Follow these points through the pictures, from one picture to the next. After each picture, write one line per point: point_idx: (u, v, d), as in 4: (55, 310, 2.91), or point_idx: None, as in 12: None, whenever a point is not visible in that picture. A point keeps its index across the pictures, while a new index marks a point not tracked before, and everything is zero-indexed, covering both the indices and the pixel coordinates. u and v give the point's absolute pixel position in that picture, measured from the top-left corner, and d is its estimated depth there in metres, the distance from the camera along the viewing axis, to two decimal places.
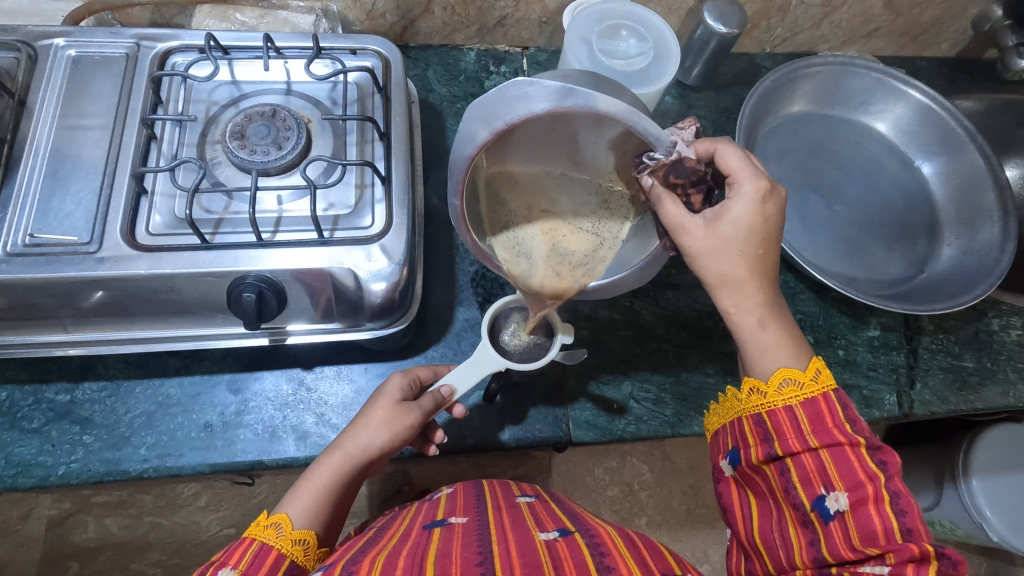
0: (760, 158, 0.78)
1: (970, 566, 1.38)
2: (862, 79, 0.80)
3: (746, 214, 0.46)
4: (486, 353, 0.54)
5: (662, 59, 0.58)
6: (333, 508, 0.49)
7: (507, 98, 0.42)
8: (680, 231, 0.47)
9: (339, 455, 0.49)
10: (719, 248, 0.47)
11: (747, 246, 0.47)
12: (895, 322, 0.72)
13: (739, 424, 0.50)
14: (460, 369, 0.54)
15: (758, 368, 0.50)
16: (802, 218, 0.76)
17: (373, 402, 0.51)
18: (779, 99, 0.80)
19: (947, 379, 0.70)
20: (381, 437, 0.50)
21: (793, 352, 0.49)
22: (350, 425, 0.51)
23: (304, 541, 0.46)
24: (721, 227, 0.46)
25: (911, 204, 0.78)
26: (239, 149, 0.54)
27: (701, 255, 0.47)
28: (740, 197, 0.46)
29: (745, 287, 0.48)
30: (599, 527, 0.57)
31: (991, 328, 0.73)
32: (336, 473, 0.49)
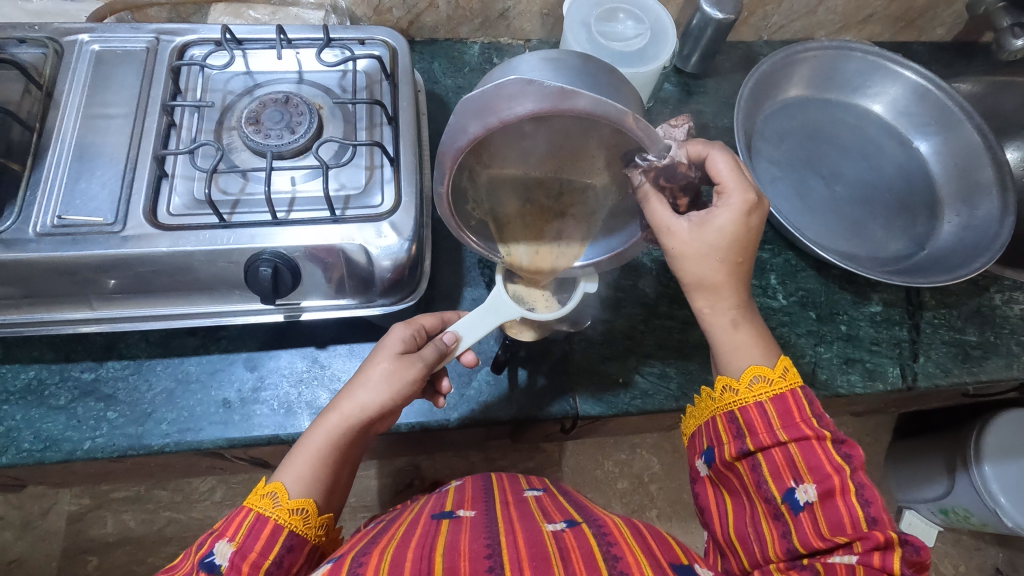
0: (760, 142, 0.80)
1: (986, 556, 1.37)
2: (857, 62, 0.82)
3: (728, 223, 0.48)
4: (499, 301, 0.54)
5: (659, 39, 0.59)
6: (334, 469, 0.49)
7: (504, 94, 0.42)
8: (668, 233, 0.49)
9: (337, 416, 0.49)
10: (700, 253, 0.49)
11: (727, 253, 0.49)
12: (897, 297, 0.73)
13: (713, 423, 0.51)
14: (471, 317, 0.54)
15: (730, 366, 0.51)
16: (802, 199, 0.77)
17: (372, 359, 0.51)
18: (776, 84, 0.81)
19: (950, 353, 0.71)
20: (380, 395, 0.49)
21: (763, 351, 0.51)
22: (349, 385, 0.51)
23: (302, 510, 0.46)
24: (707, 233, 0.48)
25: (910, 183, 0.80)
26: (254, 134, 0.56)
27: (685, 256, 0.49)
28: (723, 208, 0.48)
29: (721, 291, 0.50)
30: (607, 517, 0.58)
31: (994, 303, 0.74)
32: (333, 433, 0.49)
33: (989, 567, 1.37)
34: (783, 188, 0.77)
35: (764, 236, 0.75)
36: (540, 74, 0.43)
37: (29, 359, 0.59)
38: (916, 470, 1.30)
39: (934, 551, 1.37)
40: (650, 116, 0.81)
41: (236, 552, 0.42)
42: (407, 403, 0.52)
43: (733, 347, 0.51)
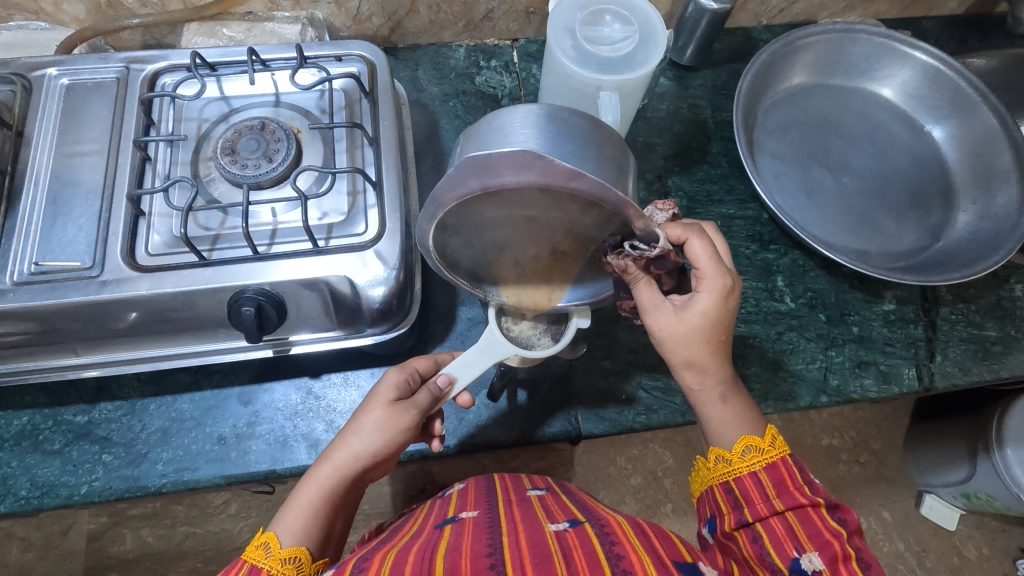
0: (762, 135, 0.76)
1: (1010, 537, 1.35)
2: (863, 45, 0.78)
3: (708, 312, 0.47)
4: (493, 339, 0.53)
5: (649, 41, 0.55)
6: (327, 519, 0.47)
7: (497, 159, 0.39)
8: (650, 312, 0.48)
9: (330, 466, 0.48)
10: (684, 338, 0.48)
11: (707, 339, 0.48)
12: (911, 294, 0.70)
13: (711, 493, 0.49)
14: (467, 357, 0.53)
15: (720, 437, 0.49)
16: (808, 196, 0.74)
17: (365, 406, 0.50)
18: (777, 72, 0.77)
19: (969, 349, 0.68)
20: (373, 442, 0.48)
21: (750, 421, 0.50)
22: (341, 433, 0.50)
23: (296, 558, 0.44)
24: (689, 317, 0.47)
25: (924, 171, 0.76)
26: (230, 165, 0.54)
27: (665, 341, 0.48)
28: (708, 293, 0.47)
29: (708, 367, 0.49)
30: (609, 516, 0.55)
31: (1014, 295, 0.71)
32: (326, 483, 0.48)
33: (1013, 548, 1.34)
34: (789, 184, 0.74)
35: (769, 236, 0.72)
36: (526, 136, 0.42)
37: (22, 405, 0.58)
38: (937, 454, 1.27)
39: (956, 534, 1.35)
40: (646, 113, 0.77)
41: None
42: (402, 449, 0.51)
43: (726, 416, 0.49)
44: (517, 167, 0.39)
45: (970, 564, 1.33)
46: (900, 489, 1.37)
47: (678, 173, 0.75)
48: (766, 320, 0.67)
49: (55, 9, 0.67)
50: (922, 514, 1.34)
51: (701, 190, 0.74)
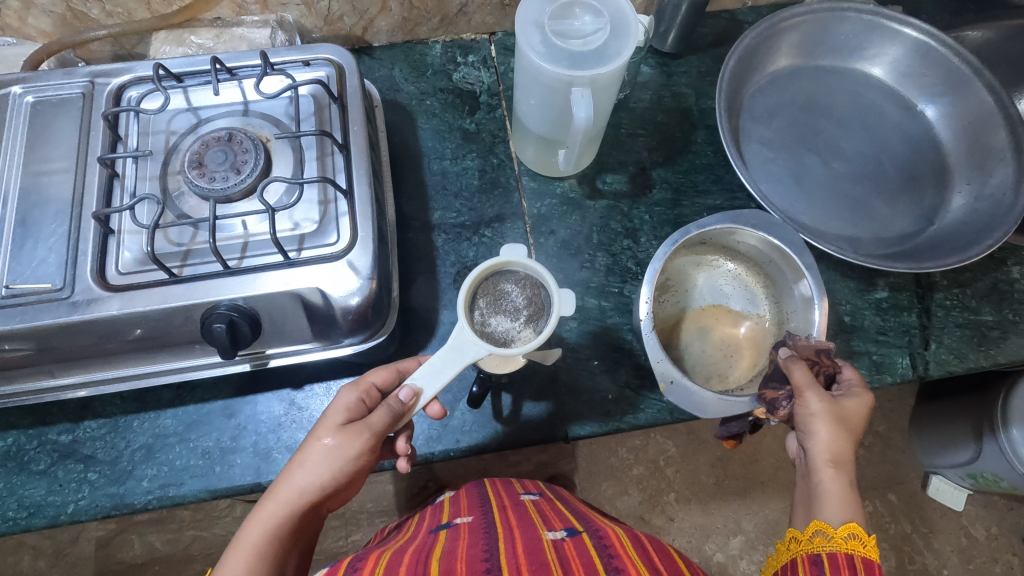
0: (748, 122, 0.74)
1: (1019, 516, 1.33)
2: (851, 23, 0.75)
3: (861, 406, 0.53)
4: (465, 340, 0.50)
5: (622, 33, 0.53)
6: (272, 559, 0.45)
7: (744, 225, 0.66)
8: (806, 390, 0.53)
9: (277, 500, 0.47)
10: (835, 419, 0.52)
11: (852, 433, 0.52)
12: (905, 280, 0.68)
13: (794, 567, 0.49)
14: (436, 361, 0.50)
15: (826, 513, 0.49)
16: (797, 182, 0.72)
17: (312, 437, 0.49)
18: (762, 55, 0.75)
19: (965, 336, 0.66)
20: (321, 472, 0.47)
21: (856, 510, 0.49)
22: (289, 466, 0.49)
23: None
24: (842, 408, 0.52)
25: (917, 152, 0.74)
26: (198, 178, 0.53)
27: (819, 415, 0.51)
28: (861, 392, 0.53)
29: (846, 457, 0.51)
30: (608, 527, 0.55)
31: (1011, 278, 0.68)
32: (272, 521, 0.46)
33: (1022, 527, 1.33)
34: (777, 171, 0.73)
35: None
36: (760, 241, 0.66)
37: (6, 426, 0.58)
38: (943, 435, 1.25)
39: (964, 515, 1.33)
40: (628, 104, 0.75)
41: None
42: (354, 476, 0.50)
43: (840, 498, 0.49)
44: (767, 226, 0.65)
45: (978, 544, 1.31)
46: (906, 471, 1.35)
47: (663, 164, 0.73)
48: None
49: (21, 23, 0.66)
50: (929, 496, 1.33)
51: (687, 180, 0.72)
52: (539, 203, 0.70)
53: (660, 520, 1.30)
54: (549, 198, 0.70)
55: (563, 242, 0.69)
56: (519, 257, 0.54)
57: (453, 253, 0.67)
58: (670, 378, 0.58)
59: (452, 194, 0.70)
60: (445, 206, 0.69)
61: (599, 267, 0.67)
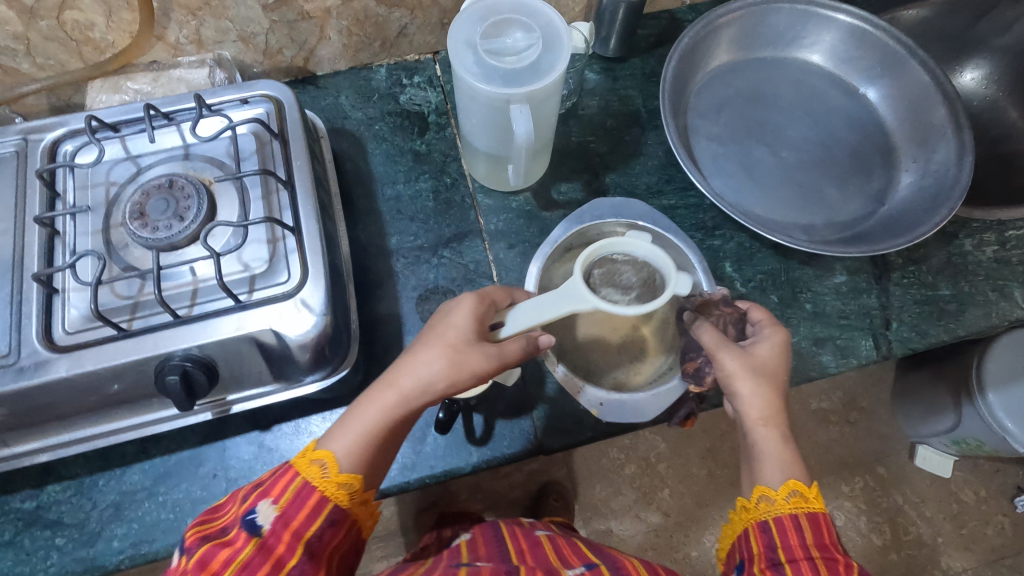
0: (696, 120, 0.75)
1: (1006, 475, 1.35)
2: (786, 14, 0.76)
3: (774, 347, 0.53)
4: (575, 290, 0.46)
5: (554, 48, 0.54)
6: (371, 457, 0.46)
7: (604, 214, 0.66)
8: (720, 349, 0.53)
9: (392, 393, 0.46)
10: (752, 372, 0.52)
11: (772, 378, 0.52)
12: (861, 262, 0.69)
13: (746, 538, 0.50)
14: (544, 307, 0.47)
15: (767, 477, 0.50)
16: (748, 175, 0.73)
17: (431, 337, 0.47)
18: (703, 52, 0.76)
19: (924, 312, 0.67)
20: (444, 377, 0.46)
21: (799, 469, 0.51)
22: (404, 358, 0.48)
23: (348, 485, 0.45)
24: (755, 353, 0.53)
25: (863, 133, 0.75)
26: (141, 229, 0.52)
27: (736, 373, 0.52)
28: (772, 333, 0.54)
29: (776, 417, 0.52)
30: (623, 561, 0.56)
31: (964, 250, 0.70)
32: (375, 426, 0.46)
33: (1009, 486, 1.34)
34: (728, 165, 0.73)
35: (713, 223, 0.71)
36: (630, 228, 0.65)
37: None
38: (923, 404, 1.27)
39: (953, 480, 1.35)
40: (576, 112, 0.76)
41: (280, 518, 0.42)
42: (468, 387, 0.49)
43: (780, 458, 0.51)
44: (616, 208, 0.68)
45: (969, 508, 1.33)
46: (893, 443, 1.37)
47: (616, 169, 0.73)
48: None
49: None
50: (917, 465, 1.34)
51: (641, 182, 0.72)
52: (496, 219, 0.70)
53: (656, 517, 1.30)
54: (505, 213, 0.70)
55: (523, 256, 0.69)
56: (638, 240, 0.50)
57: (413, 277, 0.67)
58: (600, 400, 0.59)
59: (408, 218, 0.70)
60: (401, 230, 0.69)
61: None
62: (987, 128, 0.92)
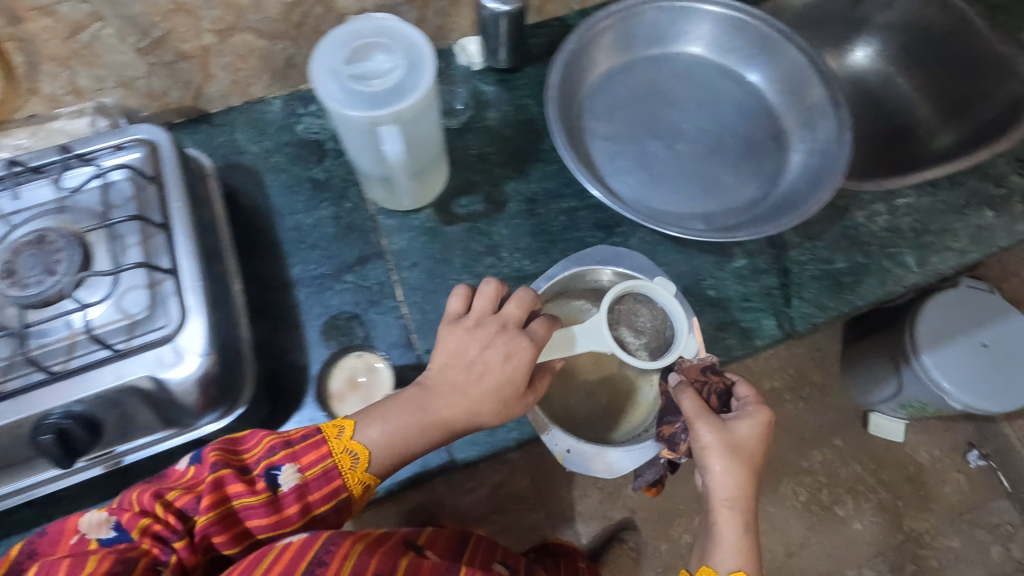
0: (591, 122, 0.76)
1: (958, 433, 1.37)
2: (668, 12, 0.78)
3: (753, 428, 0.56)
4: (598, 327, 0.60)
5: (418, 67, 0.54)
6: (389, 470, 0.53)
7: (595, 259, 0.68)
8: (698, 421, 0.56)
9: (428, 417, 0.53)
10: (728, 449, 0.55)
11: (746, 459, 0.55)
12: (760, 244, 0.71)
13: None
14: (574, 334, 0.60)
15: (719, 560, 0.54)
16: (644, 170, 0.74)
17: (488, 354, 0.54)
18: (591, 56, 0.77)
19: (823, 286, 0.69)
20: (484, 410, 0.53)
21: (749, 558, 0.55)
22: (450, 379, 0.54)
23: (365, 485, 0.52)
24: (735, 434, 0.56)
25: (753, 119, 0.77)
26: (10, 287, 0.51)
27: (712, 448, 0.55)
28: (752, 415, 0.57)
29: (743, 503, 0.56)
30: None
31: (857, 223, 0.72)
32: (414, 433, 0.52)
33: (962, 443, 1.37)
34: (625, 163, 0.75)
35: (614, 221, 0.72)
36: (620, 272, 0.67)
37: None
38: (869, 373, 1.30)
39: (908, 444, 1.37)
40: (474, 125, 0.76)
41: (298, 488, 0.50)
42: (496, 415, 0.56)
43: (734, 545, 0.55)
44: (616, 257, 0.69)
45: (927, 470, 1.35)
46: (848, 414, 1.39)
47: (516, 177, 0.74)
48: None
49: None
50: (872, 434, 1.36)
51: (540, 188, 0.73)
52: (399, 239, 0.70)
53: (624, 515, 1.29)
54: (407, 232, 0.70)
55: (428, 272, 0.69)
56: (666, 293, 0.63)
57: (318, 305, 0.66)
58: (566, 447, 0.62)
59: (310, 246, 0.69)
60: (304, 259, 0.69)
61: None
62: (882, 102, 0.96)
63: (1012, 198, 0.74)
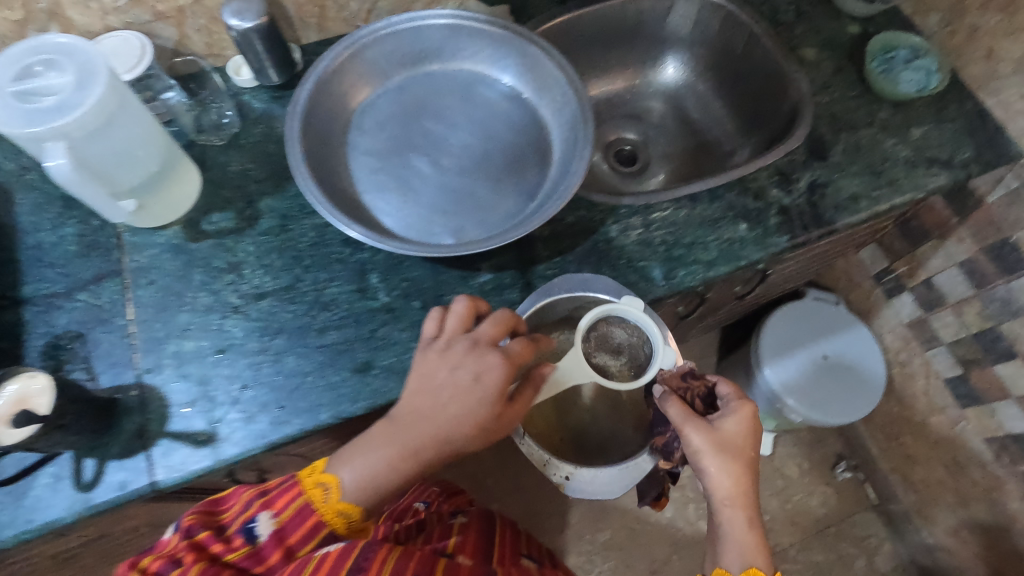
0: (356, 138, 0.76)
1: (825, 445, 1.37)
2: (438, 29, 0.78)
3: (739, 424, 0.59)
4: (575, 364, 0.60)
5: (91, 82, 0.55)
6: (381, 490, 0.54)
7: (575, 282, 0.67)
8: (686, 426, 0.58)
9: (397, 445, 0.53)
10: (716, 449, 0.58)
11: (735, 455, 0.58)
12: (508, 259, 0.70)
13: None
14: (575, 355, 0.60)
15: (730, 560, 0.56)
16: (401, 186, 0.74)
17: (442, 377, 0.55)
18: (359, 74, 0.77)
19: (565, 301, 0.68)
20: (460, 429, 0.53)
21: (765, 557, 0.57)
22: (422, 386, 0.55)
23: (346, 513, 0.53)
24: (727, 432, 0.59)
25: (522, 134, 0.78)
26: None
27: (704, 450, 0.57)
28: (737, 411, 0.59)
29: (740, 501, 0.58)
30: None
31: (609, 237, 0.72)
32: (395, 473, 0.53)
33: (829, 454, 1.37)
34: (385, 179, 0.74)
35: None
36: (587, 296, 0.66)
37: None
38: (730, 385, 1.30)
39: (777, 456, 1.37)
40: (239, 141, 0.76)
41: (278, 532, 0.52)
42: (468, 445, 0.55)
43: (748, 543, 0.57)
44: (586, 283, 0.67)
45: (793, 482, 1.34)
46: None
47: (272, 194, 0.73)
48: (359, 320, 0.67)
49: None
50: None
51: (295, 204, 0.73)
52: (141, 256, 0.69)
53: None
54: (150, 249, 0.69)
55: (165, 290, 0.68)
56: (633, 307, 0.63)
57: (43, 324, 0.65)
58: (566, 475, 0.63)
59: (48, 264, 0.68)
60: (38, 277, 0.68)
61: (199, 307, 0.67)
62: (692, 115, 0.99)
63: (767, 211, 0.74)
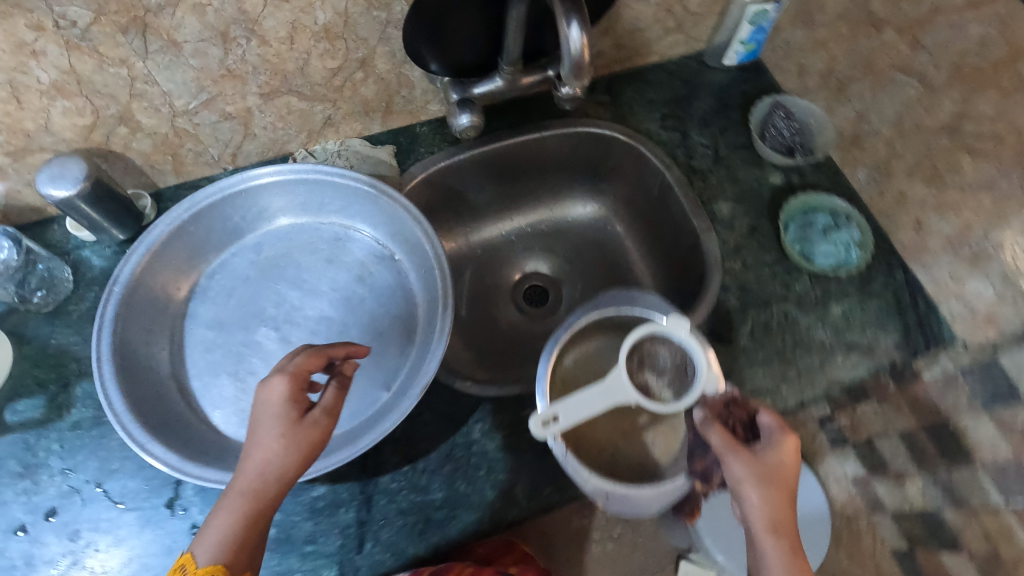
0: (195, 307, 0.68)
1: None
2: (296, 185, 0.69)
3: (782, 456, 0.48)
4: (617, 384, 0.56)
5: None
6: (253, 548, 0.47)
7: (622, 305, 0.67)
8: (739, 479, 0.48)
9: (241, 495, 0.47)
10: (760, 479, 0.47)
11: (781, 485, 0.47)
12: (349, 467, 0.61)
13: None
14: (590, 396, 0.56)
15: None
16: (238, 369, 0.65)
17: (260, 426, 0.48)
18: (203, 235, 0.68)
19: (406, 525, 0.59)
20: (281, 462, 0.47)
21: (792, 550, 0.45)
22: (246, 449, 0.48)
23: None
24: (762, 459, 0.48)
25: (387, 303, 0.69)
26: None
27: (745, 481, 0.47)
28: (781, 440, 0.49)
29: (770, 493, 0.46)
30: None
31: (470, 438, 0.63)
32: (242, 514, 0.47)
33: None
34: (222, 360, 0.66)
35: None
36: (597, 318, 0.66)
37: None
38: None
39: None
40: (69, 307, 0.68)
41: None
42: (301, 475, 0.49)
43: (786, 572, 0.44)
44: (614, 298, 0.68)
45: None
46: None
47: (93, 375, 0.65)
48: (164, 544, 0.58)
49: None
50: None
51: None
52: None
53: None
54: None
55: None
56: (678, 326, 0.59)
57: None
58: (603, 494, 0.57)
59: None
60: None
61: None
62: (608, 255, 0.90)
63: None
